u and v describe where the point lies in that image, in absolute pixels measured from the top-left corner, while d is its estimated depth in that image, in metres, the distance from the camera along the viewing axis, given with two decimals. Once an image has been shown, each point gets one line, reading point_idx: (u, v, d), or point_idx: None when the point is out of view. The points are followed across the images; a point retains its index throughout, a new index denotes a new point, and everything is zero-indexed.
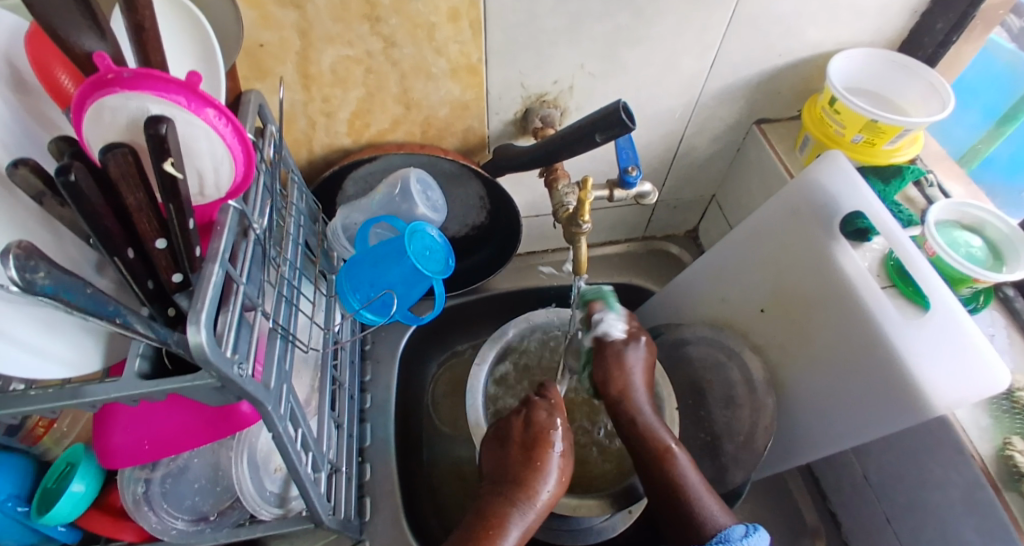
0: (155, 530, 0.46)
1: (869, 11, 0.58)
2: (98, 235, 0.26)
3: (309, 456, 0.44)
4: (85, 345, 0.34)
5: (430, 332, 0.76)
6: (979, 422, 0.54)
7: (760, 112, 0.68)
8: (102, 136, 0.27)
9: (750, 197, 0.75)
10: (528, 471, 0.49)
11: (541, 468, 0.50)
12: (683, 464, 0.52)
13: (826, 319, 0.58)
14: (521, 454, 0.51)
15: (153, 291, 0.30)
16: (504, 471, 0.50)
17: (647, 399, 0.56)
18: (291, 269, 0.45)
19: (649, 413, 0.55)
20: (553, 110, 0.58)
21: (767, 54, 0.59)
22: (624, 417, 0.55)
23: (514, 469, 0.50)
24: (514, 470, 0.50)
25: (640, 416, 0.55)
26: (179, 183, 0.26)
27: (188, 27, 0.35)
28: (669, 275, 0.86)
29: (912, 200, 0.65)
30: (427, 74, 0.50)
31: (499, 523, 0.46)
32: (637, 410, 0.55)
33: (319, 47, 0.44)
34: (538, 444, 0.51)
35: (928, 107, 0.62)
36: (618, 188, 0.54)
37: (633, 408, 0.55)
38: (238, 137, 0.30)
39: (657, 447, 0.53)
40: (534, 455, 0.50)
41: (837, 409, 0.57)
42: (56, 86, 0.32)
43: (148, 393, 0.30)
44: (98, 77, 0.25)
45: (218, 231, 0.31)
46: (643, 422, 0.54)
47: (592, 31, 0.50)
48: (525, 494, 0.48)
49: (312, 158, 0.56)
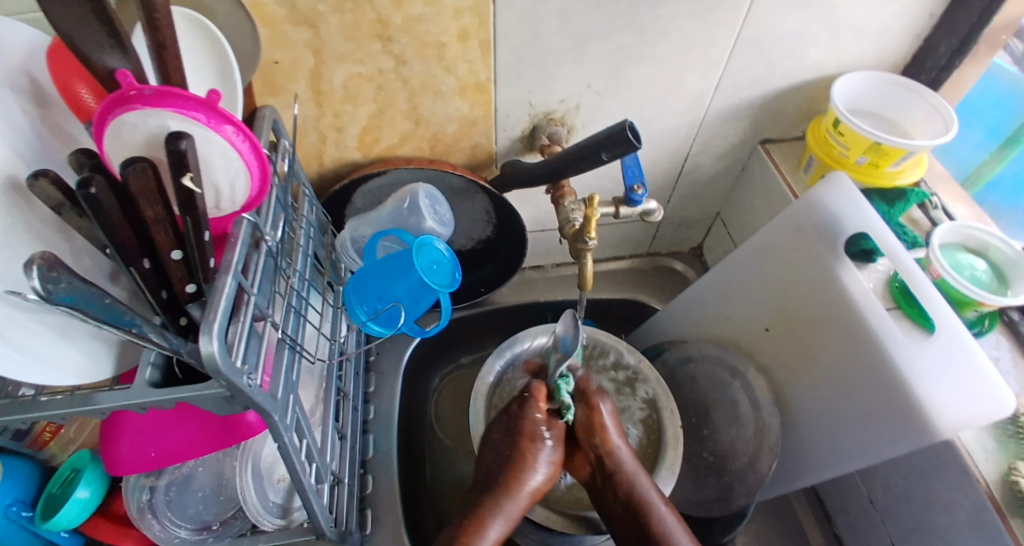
0: (158, 538, 0.46)
1: (871, 36, 0.59)
2: (115, 246, 0.26)
3: (313, 467, 0.44)
4: (98, 353, 0.35)
5: (434, 345, 0.77)
6: (984, 445, 0.53)
7: (765, 131, 0.69)
8: (122, 151, 0.28)
9: (754, 215, 0.75)
10: (517, 464, 0.48)
11: (523, 457, 0.49)
12: (668, 521, 0.49)
13: (831, 338, 0.58)
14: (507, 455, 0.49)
15: (166, 301, 0.31)
16: (493, 467, 0.50)
17: (631, 459, 0.51)
18: (300, 281, 0.45)
19: (635, 473, 0.51)
20: (559, 128, 0.59)
21: (770, 76, 0.60)
22: (611, 476, 0.51)
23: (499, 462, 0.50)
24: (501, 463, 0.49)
25: (626, 476, 0.51)
26: (196, 198, 0.27)
27: (206, 46, 0.36)
28: (674, 291, 0.87)
29: (917, 221, 0.65)
30: (435, 91, 0.51)
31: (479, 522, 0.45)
32: (621, 471, 0.51)
33: (332, 65, 0.46)
34: (526, 435, 0.50)
35: (931, 130, 0.63)
36: (623, 206, 0.55)
37: (618, 470, 0.51)
38: (254, 152, 0.31)
39: (643, 508, 0.49)
40: (521, 447, 0.49)
41: (842, 430, 0.57)
42: (76, 100, 0.33)
43: (158, 401, 0.31)
44: (120, 94, 0.26)
45: (232, 243, 0.32)
46: (630, 483, 0.50)
47: (598, 51, 0.51)
48: (511, 488, 0.47)
49: (322, 171, 0.57)
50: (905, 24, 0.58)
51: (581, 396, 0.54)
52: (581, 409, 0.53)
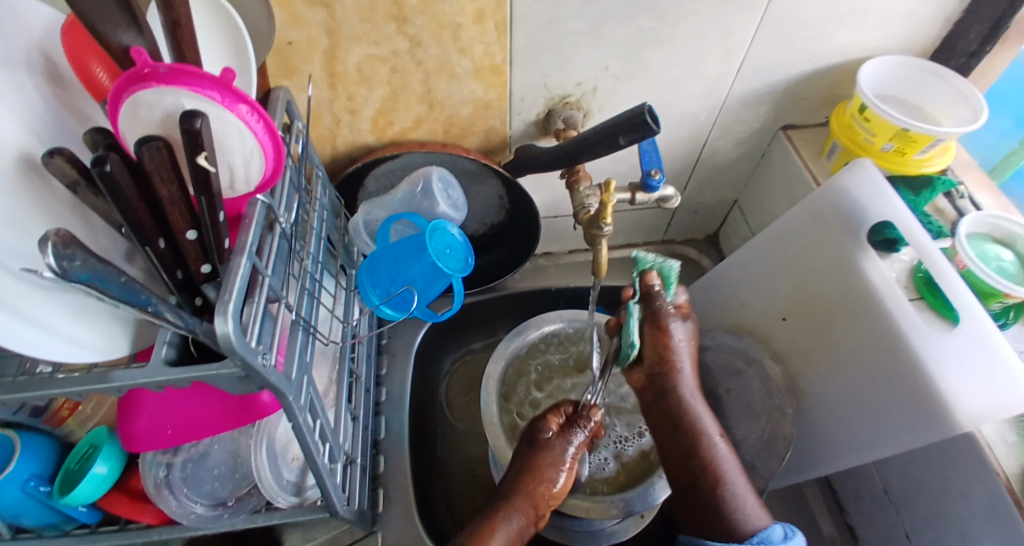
0: (175, 514, 0.47)
1: (904, 18, 0.56)
2: (131, 225, 0.26)
3: (326, 446, 0.44)
4: (116, 332, 0.35)
5: (445, 330, 0.77)
6: (1005, 439, 0.52)
7: (787, 117, 0.67)
8: (136, 130, 0.28)
9: (774, 202, 0.73)
10: (533, 477, 0.50)
11: (539, 476, 0.50)
12: (718, 448, 0.49)
13: (850, 328, 0.57)
14: (520, 470, 0.51)
15: (182, 281, 0.31)
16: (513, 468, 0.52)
17: (688, 377, 0.53)
18: (313, 263, 0.45)
19: (689, 392, 0.52)
20: (575, 112, 0.58)
21: (795, 59, 0.58)
22: (666, 393, 0.52)
23: (517, 467, 0.51)
24: (517, 471, 0.51)
25: (680, 398, 0.51)
26: (210, 177, 0.27)
27: (220, 24, 0.36)
28: (688, 280, 0.86)
29: (942, 211, 0.63)
30: (450, 74, 0.50)
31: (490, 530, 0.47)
32: (679, 391, 0.52)
33: (346, 46, 0.45)
34: (541, 453, 0.51)
35: (958, 117, 0.61)
36: (639, 191, 0.54)
37: (674, 388, 0.52)
38: (269, 133, 0.31)
39: (693, 433, 0.50)
40: (536, 463, 0.50)
41: (859, 422, 0.56)
42: (90, 79, 0.33)
43: (174, 380, 0.31)
44: (135, 71, 0.26)
45: (246, 224, 0.32)
46: (682, 400, 0.51)
47: (616, 34, 0.50)
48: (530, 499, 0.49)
49: (335, 154, 0.57)
50: (939, 6, 0.56)
51: (648, 316, 0.53)
52: (648, 330, 0.53)
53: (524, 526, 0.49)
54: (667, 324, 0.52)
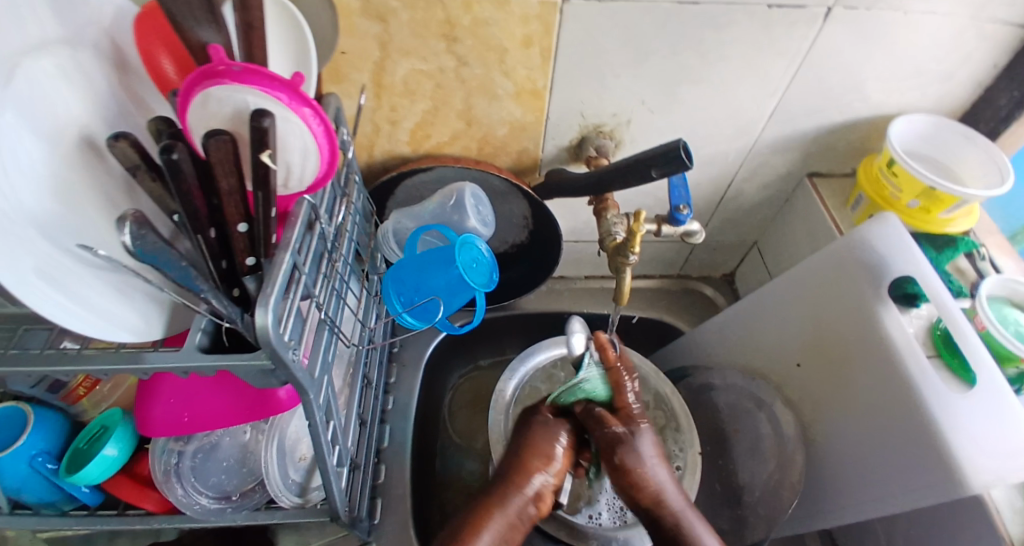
0: (180, 503, 0.47)
1: (936, 78, 0.58)
2: (188, 214, 0.28)
3: (336, 449, 0.44)
4: (152, 314, 0.36)
5: (457, 343, 0.77)
6: (1013, 503, 0.51)
7: (813, 165, 0.68)
8: (204, 124, 0.29)
9: (794, 247, 0.74)
10: (530, 451, 0.50)
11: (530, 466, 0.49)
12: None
13: (864, 381, 0.56)
14: (517, 448, 0.51)
15: (225, 271, 0.32)
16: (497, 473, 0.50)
17: (664, 476, 0.50)
18: (343, 265, 0.46)
19: (677, 506, 0.49)
20: (608, 141, 0.59)
21: (825, 110, 0.60)
22: (654, 521, 0.48)
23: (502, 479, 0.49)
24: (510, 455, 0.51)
25: (671, 509, 0.48)
26: (270, 174, 0.28)
27: (286, 29, 0.37)
28: (701, 316, 0.86)
29: (963, 271, 0.63)
30: (491, 94, 0.52)
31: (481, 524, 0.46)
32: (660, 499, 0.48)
33: (395, 60, 0.47)
34: (539, 429, 0.52)
35: (987, 179, 0.61)
36: (665, 223, 0.55)
37: (663, 514, 0.48)
38: (328, 137, 0.32)
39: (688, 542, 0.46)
40: (532, 439, 0.51)
41: (868, 476, 0.55)
42: (158, 71, 0.34)
43: (203, 367, 0.32)
44: (211, 68, 0.27)
45: (293, 222, 0.33)
46: (671, 521, 0.48)
47: (657, 69, 0.52)
48: (521, 470, 0.49)
49: (371, 161, 0.58)
50: (969, 70, 0.57)
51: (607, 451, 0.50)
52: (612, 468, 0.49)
53: (520, 508, 0.48)
54: (637, 426, 0.51)
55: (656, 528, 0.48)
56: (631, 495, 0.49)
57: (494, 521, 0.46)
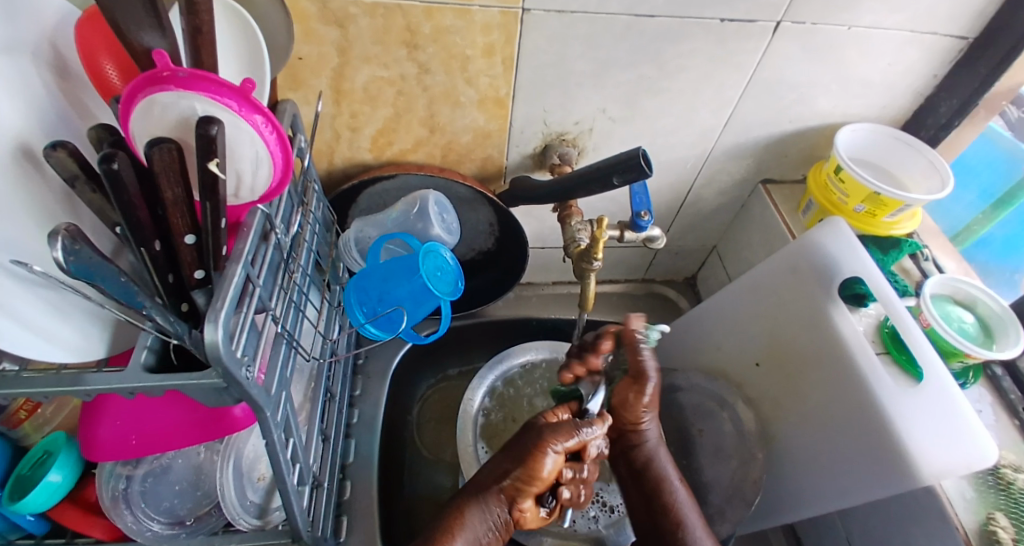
0: (130, 530, 0.44)
1: (876, 90, 0.61)
2: (130, 225, 0.26)
3: (297, 467, 0.43)
4: (92, 333, 0.34)
5: (424, 352, 0.76)
6: (964, 494, 0.55)
7: (767, 172, 0.71)
8: (147, 131, 0.28)
9: (750, 251, 0.77)
10: (540, 454, 0.44)
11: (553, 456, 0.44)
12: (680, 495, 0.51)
13: (818, 379, 0.59)
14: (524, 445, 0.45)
15: (172, 285, 0.31)
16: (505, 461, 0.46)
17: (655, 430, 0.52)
18: (302, 276, 0.45)
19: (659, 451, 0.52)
20: (570, 149, 0.60)
21: (777, 120, 0.63)
22: (630, 452, 0.52)
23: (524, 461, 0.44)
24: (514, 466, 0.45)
25: (649, 451, 0.51)
26: (219, 183, 0.27)
27: (238, 33, 0.36)
28: (665, 319, 0.88)
29: (908, 271, 0.68)
30: (454, 101, 0.52)
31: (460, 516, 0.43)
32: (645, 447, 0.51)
33: (356, 66, 0.46)
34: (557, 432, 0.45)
35: (928, 185, 0.66)
36: (628, 230, 0.56)
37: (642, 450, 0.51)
38: (281, 145, 0.31)
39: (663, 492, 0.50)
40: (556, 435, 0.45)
41: (824, 470, 0.58)
42: (100, 76, 0.32)
43: (150, 388, 0.30)
44: (154, 73, 0.26)
45: (244, 232, 0.32)
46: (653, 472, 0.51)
47: (617, 80, 0.53)
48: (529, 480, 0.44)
49: (332, 169, 0.57)
50: (905, 83, 0.61)
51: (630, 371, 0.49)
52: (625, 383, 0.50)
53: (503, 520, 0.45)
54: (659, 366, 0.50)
55: (632, 452, 0.52)
56: (628, 454, 0.52)
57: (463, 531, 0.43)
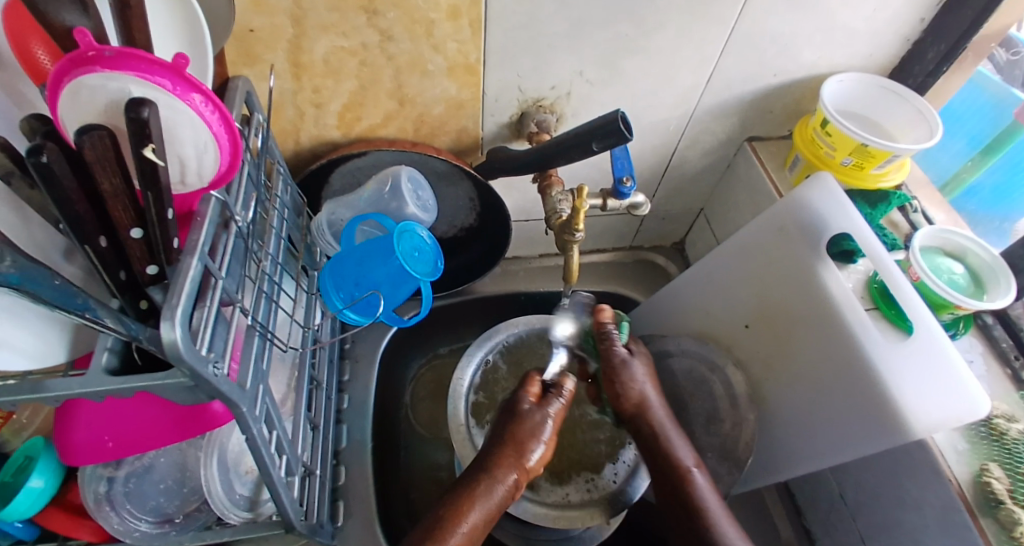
0: (116, 531, 0.43)
1: (865, 36, 0.59)
2: (70, 220, 0.24)
3: (283, 458, 0.42)
4: (51, 339, 0.33)
5: (412, 333, 0.75)
6: (956, 446, 0.56)
7: (752, 129, 0.69)
8: (77, 117, 0.26)
9: (737, 212, 0.76)
10: (506, 446, 0.51)
11: (513, 444, 0.51)
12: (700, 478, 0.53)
13: (808, 338, 0.59)
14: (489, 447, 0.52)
15: (125, 283, 0.29)
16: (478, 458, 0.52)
17: (662, 410, 0.57)
18: (272, 264, 0.43)
19: (666, 424, 0.56)
20: (548, 115, 0.57)
21: (761, 74, 0.60)
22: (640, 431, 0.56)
23: (491, 451, 0.51)
24: (492, 445, 0.52)
25: (655, 424, 0.56)
26: (159, 171, 0.25)
27: (176, 5, 0.33)
28: (655, 286, 0.87)
29: (897, 224, 0.66)
30: (422, 70, 0.49)
31: (476, 492, 0.48)
32: (660, 425, 0.56)
33: (312, 36, 0.43)
34: (518, 422, 0.53)
35: (916, 134, 0.64)
36: (611, 198, 0.54)
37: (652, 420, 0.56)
38: (225, 125, 0.29)
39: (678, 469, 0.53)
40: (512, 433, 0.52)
41: (815, 427, 0.58)
42: (32, 62, 0.30)
43: (115, 390, 0.29)
44: (79, 53, 0.24)
45: (198, 222, 0.30)
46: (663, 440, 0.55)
47: (593, 38, 0.50)
48: (498, 467, 0.50)
49: (299, 149, 0.54)
50: (894, 27, 0.59)
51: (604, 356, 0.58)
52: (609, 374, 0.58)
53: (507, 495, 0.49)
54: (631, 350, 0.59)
55: (640, 431, 0.56)
56: (637, 425, 0.57)
57: (475, 512, 0.47)
